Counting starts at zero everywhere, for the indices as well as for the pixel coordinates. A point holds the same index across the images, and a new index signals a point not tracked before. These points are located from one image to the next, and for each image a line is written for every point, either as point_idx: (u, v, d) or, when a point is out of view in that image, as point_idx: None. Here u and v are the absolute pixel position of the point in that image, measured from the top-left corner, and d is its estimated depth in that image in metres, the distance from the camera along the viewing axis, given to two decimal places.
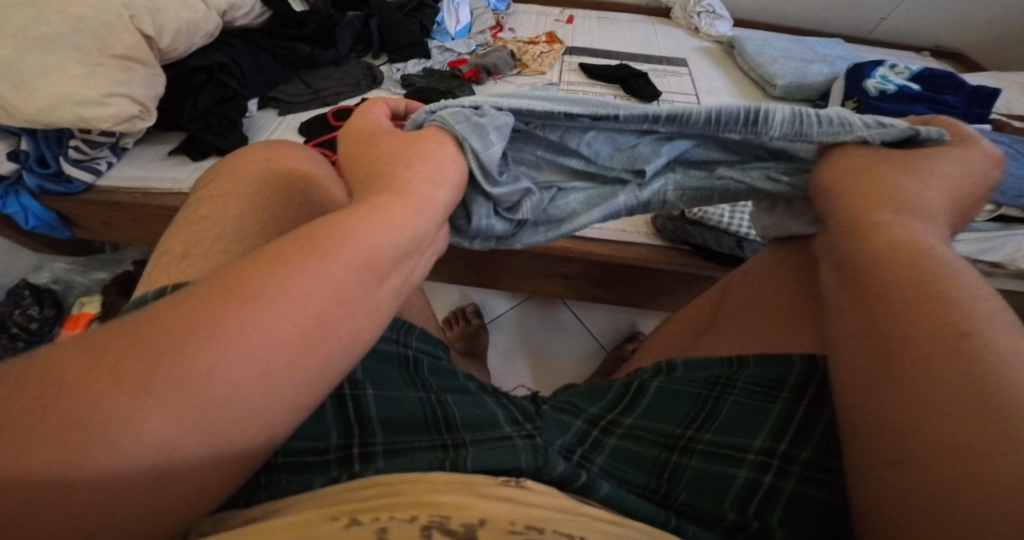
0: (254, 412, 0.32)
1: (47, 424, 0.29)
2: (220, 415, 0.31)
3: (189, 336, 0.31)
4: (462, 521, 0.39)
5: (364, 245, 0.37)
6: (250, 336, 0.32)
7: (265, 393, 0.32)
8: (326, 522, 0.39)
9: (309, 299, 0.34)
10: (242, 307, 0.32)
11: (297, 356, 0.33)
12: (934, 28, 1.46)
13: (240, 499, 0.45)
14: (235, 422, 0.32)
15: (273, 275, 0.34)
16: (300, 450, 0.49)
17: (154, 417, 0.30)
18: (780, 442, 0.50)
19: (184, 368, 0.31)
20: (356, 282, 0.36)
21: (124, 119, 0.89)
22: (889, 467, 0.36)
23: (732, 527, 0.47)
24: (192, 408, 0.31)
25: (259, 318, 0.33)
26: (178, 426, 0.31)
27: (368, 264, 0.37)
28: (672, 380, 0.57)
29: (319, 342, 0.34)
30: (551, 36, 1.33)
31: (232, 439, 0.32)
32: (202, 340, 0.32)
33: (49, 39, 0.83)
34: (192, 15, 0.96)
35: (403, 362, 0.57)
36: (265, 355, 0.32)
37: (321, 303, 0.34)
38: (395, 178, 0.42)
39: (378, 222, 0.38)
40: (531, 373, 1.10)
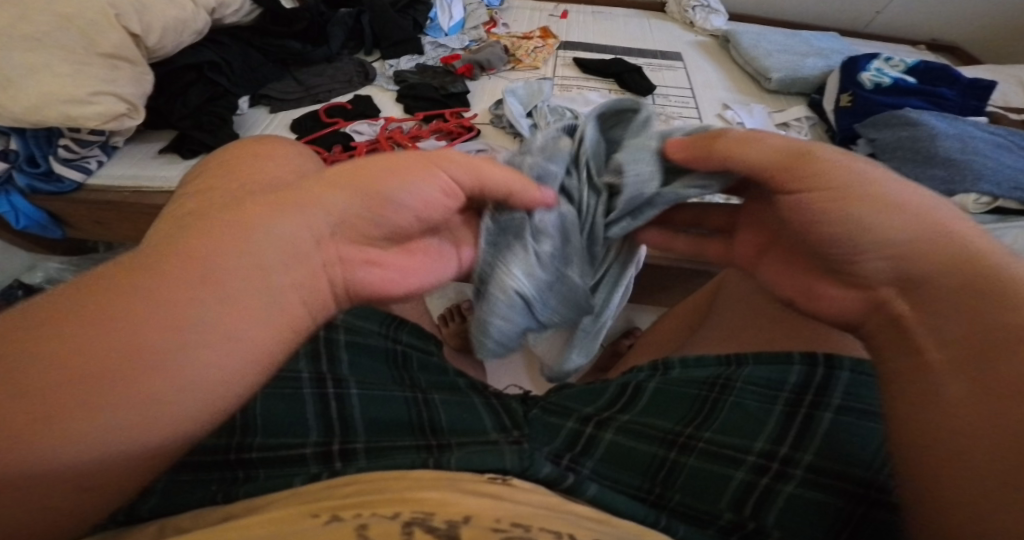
0: (181, 388, 0.32)
1: None
2: (148, 391, 0.32)
3: (113, 313, 0.32)
4: (446, 518, 0.38)
5: (302, 222, 0.37)
6: (178, 313, 0.33)
7: (194, 370, 0.33)
8: (307, 518, 0.39)
9: (237, 276, 0.34)
10: (170, 284, 0.33)
11: (224, 332, 0.34)
12: (930, 21, 1.45)
13: (217, 495, 0.45)
14: (162, 399, 0.32)
15: (203, 253, 0.34)
16: (278, 445, 0.48)
17: (80, 394, 0.31)
18: (781, 445, 0.49)
19: (110, 344, 0.31)
20: (290, 258, 0.37)
21: (112, 118, 0.88)
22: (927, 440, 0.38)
23: (728, 526, 0.47)
24: (119, 385, 0.31)
25: (187, 295, 0.33)
26: (147, 403, 0.32)
27: (304, 242, 0.37)
28: (668, 380, 0.56)
29: (248, 317, 0.35)
30: (544, 31, 1.32)
31: (162, 417, 0.32)
32: (150, 308, 0.32)
33: (35, 37, 0.83)
34: (180, 13, 0.95)
35: (392, 357, 0.58)
36: (193, 332, 0.33)
37: (251, 279, 0.35)
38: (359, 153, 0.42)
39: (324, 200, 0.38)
40: (526, 369, 1.08)
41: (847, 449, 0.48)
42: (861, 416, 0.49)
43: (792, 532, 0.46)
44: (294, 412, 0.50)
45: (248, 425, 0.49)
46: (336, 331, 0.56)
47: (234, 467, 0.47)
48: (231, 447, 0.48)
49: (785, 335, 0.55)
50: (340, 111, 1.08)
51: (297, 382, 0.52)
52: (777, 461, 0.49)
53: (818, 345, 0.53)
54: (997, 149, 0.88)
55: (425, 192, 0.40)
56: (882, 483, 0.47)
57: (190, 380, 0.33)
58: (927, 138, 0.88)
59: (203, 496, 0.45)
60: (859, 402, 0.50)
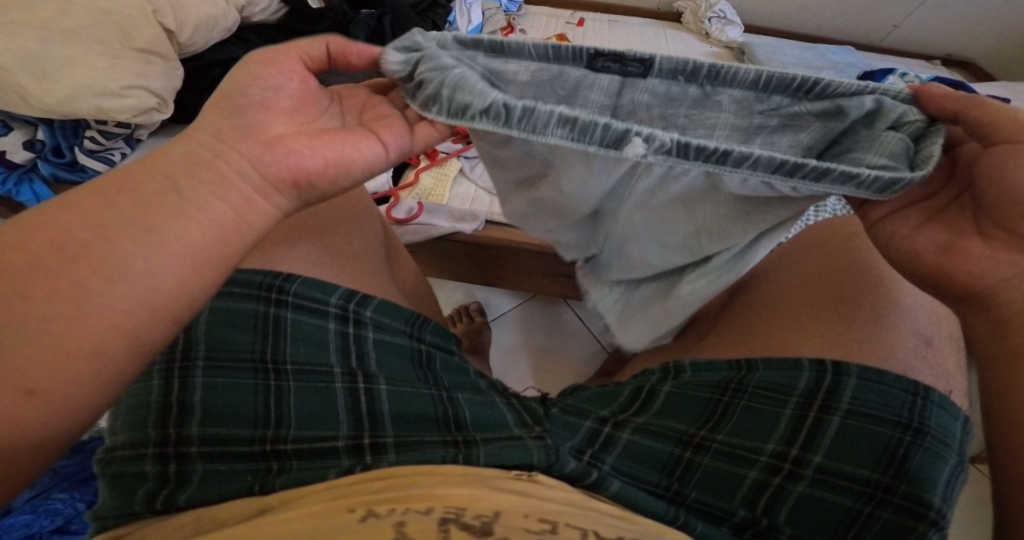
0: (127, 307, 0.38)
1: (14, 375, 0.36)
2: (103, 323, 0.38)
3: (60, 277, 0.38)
4: (477, 513, 0.40)
5: (130, 181, 0.41)
6: (88, 265, 0.38)
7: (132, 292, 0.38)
8: (343, 513, 0.41)
9: (99, 221, 0.39)
10: (65, 244, 0.38)
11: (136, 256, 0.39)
12: (944, 38, 1.47)
13: (254, 487, 0.47)
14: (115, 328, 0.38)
15: (56, 216, 0.40)
16: (313, 437, 0.50)
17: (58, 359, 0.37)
18: (792, 447, 0.50)
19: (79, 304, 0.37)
20: (146, 198, 0.41)
21: (142, 111, 0.91)
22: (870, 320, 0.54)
23: (742, 522, 0.49)
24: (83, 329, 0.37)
25: (89, 241, 0.39)
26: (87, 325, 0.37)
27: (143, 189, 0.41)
28: (681, 383, 0.55)
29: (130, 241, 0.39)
30: (562, 37, 1.33)
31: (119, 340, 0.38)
32: (90, 263, 0.38)
33: (72, 32, 0.84)
34: (213, 11, 0.99)
35: (416, 356, 0.57)
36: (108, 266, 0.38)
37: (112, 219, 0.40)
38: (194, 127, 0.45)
39: (147, 164, 0.42)
40: (531, 372, 1.12)
41: (859, 452, 0.49)
42: (870, 419, 0.49)
43: (801, 527, 0.49)
44: (324, 406, 0.51)
45: (281, 416, 0.50)
46: (362, 327, 0.55)
47: (268, 457, 0.49)
48: (267, 439, 0.49)
49: (807, 338, 0.54)
50: None
51: (319, 373, 0.52)
52: (788, 461, 0.49)
53: (833, 351, 0.52)
54: None
55: (283, 85, 0.46)
56: (889, 485, 0.48)
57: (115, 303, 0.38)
58: None
59: (241, 486, 0.47)
60: (868, 406, 0.49)
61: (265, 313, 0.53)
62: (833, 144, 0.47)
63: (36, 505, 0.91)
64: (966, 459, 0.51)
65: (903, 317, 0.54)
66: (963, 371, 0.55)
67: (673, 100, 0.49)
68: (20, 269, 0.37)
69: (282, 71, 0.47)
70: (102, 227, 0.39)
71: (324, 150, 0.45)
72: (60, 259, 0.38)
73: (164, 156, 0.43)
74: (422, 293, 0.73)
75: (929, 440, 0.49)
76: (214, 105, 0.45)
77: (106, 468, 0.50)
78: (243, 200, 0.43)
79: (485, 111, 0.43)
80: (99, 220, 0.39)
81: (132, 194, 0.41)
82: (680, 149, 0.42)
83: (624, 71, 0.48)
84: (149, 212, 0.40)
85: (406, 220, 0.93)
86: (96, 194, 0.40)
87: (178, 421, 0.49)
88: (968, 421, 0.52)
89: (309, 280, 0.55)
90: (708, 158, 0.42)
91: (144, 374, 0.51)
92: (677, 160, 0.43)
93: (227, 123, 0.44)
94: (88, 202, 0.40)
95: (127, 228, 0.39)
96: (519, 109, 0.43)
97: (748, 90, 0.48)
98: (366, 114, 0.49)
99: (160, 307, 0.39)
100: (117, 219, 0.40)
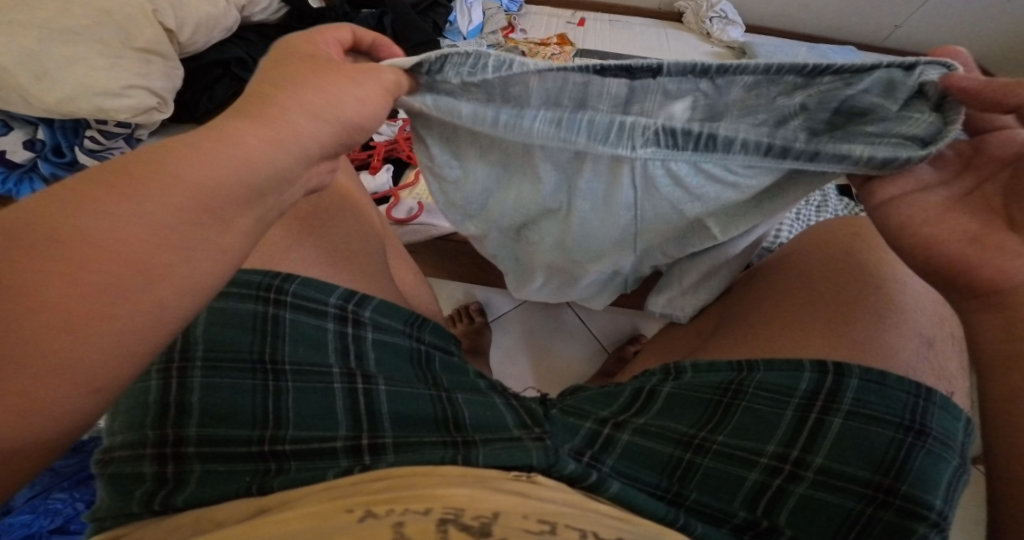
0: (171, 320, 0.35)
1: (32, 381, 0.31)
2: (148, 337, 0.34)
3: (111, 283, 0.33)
4: (476, 514, 0.40)
5: (197, 174, 0.36)
6: (145, 269, 0.34)
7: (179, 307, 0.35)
8: (342, 513, 0.41)
9: (157, 216, 0.35)
10: (122, 242, 0.33)
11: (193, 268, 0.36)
12: (946, 38, 1.47)
13: (252, 487, 0.47)
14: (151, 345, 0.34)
15: (107, 194, 0.34)
16: (311, 438, 0.50)
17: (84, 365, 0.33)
18: (793, 448, 0.49)
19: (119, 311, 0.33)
20: (220, 202, 0.37)
21: (142, 111, 0.91)
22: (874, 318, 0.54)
23: (742, 524, 0.49)
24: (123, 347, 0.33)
25: (141, 237, 0.34)
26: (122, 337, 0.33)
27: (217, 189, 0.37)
28: (682, 384, 0.55)
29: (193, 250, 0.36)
30: (562, 37, 1.33)
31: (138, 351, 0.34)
32: (148, 272, 0.34)
33: (73, 31, 0.84)
34: (213, 10, 0.99)
35: (416, 357, 0.57)
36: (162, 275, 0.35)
37: (174, 218, 0.35)
38: (272, 105, 0.41)
39: (226, 150, 0.38)
40: (531, 372, 1.12)
41: (860, 453, 0.48)
42: (870, 420, 0.49)
43: (802, 529, 0.48)
44: (323, 406, 0.51)
45: (279, 417, 0.50)
46: (361, 327, 0.55)
47: (266, 458, 0.49)
48: (265, 439, 0.49)
49: (806, 338, 0.54)
50: None
51: (318, 373, 0.52)
52: (789, 463, 0.49)
53: (834, 351, 0.52)
54: None
55: (365, 103, 0.44)
56: (891, 486, 0.48)
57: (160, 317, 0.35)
58: None
59: (239, 487, 0.47)
60: (869, 408, 0.49)
61: (263, 313, 0.53)
62: (856, 116, 0.45)
63: (36, 506, 0.91)
64: (968, 460, 0.51)
65: (905, 316, 0.54)
66: (965, 373, 0.55)
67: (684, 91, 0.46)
68: (72, 266, 0.32)
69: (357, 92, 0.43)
70: (173, 230, 0.35)
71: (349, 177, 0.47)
72: (103, 267, 0.33)
73: (224, 142, 0.38)
74: (422, 294, 0.73)
75: (931, 441, 0.49)
76: (298, 92, 0.42)
77: (103, 469, 0.50)
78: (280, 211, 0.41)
79: (472, 115, 0.48)
80: (167, 218, 0.35)
81: (197, 190, 0.36)
82: (666, 136, 0.45)
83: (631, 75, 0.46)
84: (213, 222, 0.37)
85: (406, 220, 0.93)
86: (163, 178, 0.35)
87: (176, 422, 0.49)
88: (970, 423, 0.52)
89: (309, 280, 0.55)
90: (697, 143, 0.45)
91: (143, 374, 0.51)
92: (671, 150, 0.45)
93: (317, 128, 0.42)
94: (147, 187, 0.35)
95: (194, 237, 0.36)
96: (506, 114, 0.47)
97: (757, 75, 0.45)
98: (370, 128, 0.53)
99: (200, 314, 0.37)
100: (181, 220, 0.35)
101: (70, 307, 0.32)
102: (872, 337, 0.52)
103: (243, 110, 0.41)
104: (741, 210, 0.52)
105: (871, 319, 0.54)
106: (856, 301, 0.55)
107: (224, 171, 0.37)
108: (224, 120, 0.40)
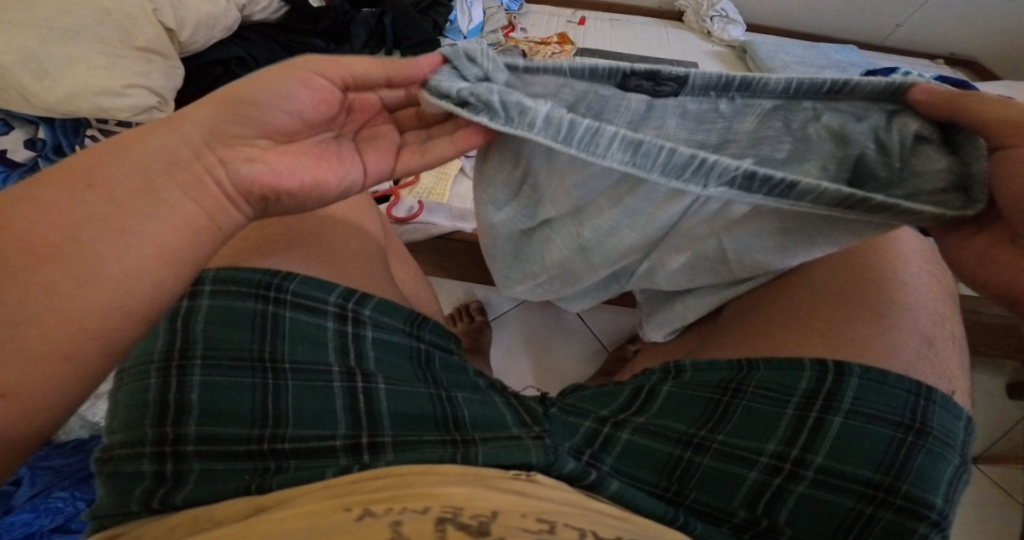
0: (101, 300, 0.38)
1: None
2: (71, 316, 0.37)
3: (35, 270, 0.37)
4: (475, 513, 0.40)
5: (107, 175, 0.40)
6: (66, 259, 0.38)
7: (107, 289, 0.38)
8: (339, 512, 0.41)
9: (72, 212, 0.39)
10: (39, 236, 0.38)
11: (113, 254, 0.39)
12: (947, 37, 1.46)
13: (251, 485, 0.47)
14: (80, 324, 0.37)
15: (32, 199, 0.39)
16: (310, 437, 0.50)
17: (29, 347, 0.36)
18: (793, 447, 0.49)
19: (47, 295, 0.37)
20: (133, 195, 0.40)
21: (142, 110, 0.89)
22: (874, 316, 0.54)
23: (742, 523, 0.49)
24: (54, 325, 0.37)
25: (59, 231, 0.38)
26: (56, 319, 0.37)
27: (129, 184, 0.40)
28: (681, 383, 0.55)
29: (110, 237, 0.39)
30: (562, 36, 1.33)
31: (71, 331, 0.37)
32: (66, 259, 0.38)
33: (73, 30, 0.84)
34: (213, 10, 0.99)
35: (415, 356, 0.56)
36: (86, 261, 0.38)
37: (88, 214, 0.39)
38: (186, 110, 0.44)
39: (134, 152, 0.42)
40: (531, 371, 1.11)
41: (860, 453, 0.48)
42: (871, 419, 0.49)
43: (801, 528, 0.48)
44: (322, 405, 0.51)
45: (279, 416, 0.50)
46: (361, 326, 0.55)
47: (266, 456, 0.49)
48: (264, 438, 0.49)
49: (807, 337, 0.54)
50: None
51: (317, 372, 0.52)
52: (789, 462, 0.49)
53: (835, 350, 0.52)
54: None
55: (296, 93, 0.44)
56: (891, 485, 0.48)
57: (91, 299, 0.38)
58: None
59: (237, 486, 0.47)
60: (870, 406, 0.49)
61: (263, 311, 0.53)
62: (864, 159, 0.45)
63: (36, 504, 0.91)
64: (969, 459, 0.50)
65: (906, 315, 0.54)
66: (966, 371, 0.55)
67: (700, 117, 0.46)
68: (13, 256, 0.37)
69: (309, 92, 0.45)
70: (86, 222, 0.39)
71: (309, 171, 0.46)
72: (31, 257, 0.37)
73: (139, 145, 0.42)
74: (422, 292, 0.73)
75: (932, 440, 0.49)
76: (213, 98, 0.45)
77: (102, 467, 0.50)
78: (214, 205, 0.43)
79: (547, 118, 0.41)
80: (79, 213, 0.39)
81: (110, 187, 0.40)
82: (747, 181, 0.41)
83: (653, 90, 0.45)
84: (130, 212, 0.40)
85: (406, 218, 0.93)
86: (77, 181, 0.40)
87: (175, 420, 0.49)
88: (971, 422, 0.51)
89: (308, 278, 0.55)
90: (774, 189, 0.41)
91: (142, 372, 0.51)
92: (743, 193, 0.41)
93: (220, 121, 0.44)
94: (60, 191, 0.39)
95: (112, 227, 0.39)
96: (585, 127, 0.41)
97: (776, 100, 0.46)
98: (361, 129, 0.49)
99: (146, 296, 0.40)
100: (94, 213, 0.39)
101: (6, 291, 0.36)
102: (872, 336, 0.52)
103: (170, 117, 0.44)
104: (763, 244, 0.52)
105: (871, 317, 0.53)
106: (855, 298, 0.55)
107: (135, 167, 0.41)
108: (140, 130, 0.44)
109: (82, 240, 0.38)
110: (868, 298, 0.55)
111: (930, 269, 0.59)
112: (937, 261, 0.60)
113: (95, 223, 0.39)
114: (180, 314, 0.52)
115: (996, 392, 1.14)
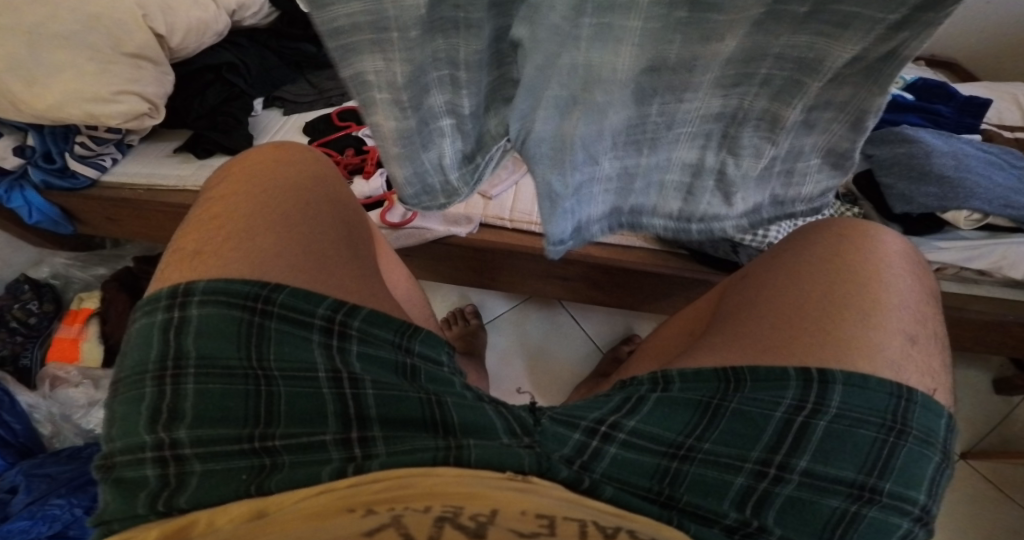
0: (201, 266, 0.57)
1: (167, 272, 0.59)
2: (198, 270, 0.56)
3: (200, 223, 0.62)
4: (473, 514, 0.43)
5: (241, 177, 0.65)
6: (222, 235, 0.59)
7: (221, 261, 0.57)
8: (344, 513, 0.43)
9: (240, 208, 0.62)
10: (212, 212, 0.62)
11: (222, 244, 0.58)
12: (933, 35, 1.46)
13: (251, 488, 0.47)
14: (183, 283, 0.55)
15: (217, 191, 0.65)
16: (301, 433, 0.51)
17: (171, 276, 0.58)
18: (777, 453, 0.51)
19: (201, 240, 0.59)
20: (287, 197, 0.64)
21: (134, 117, 0.92)
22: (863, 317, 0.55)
23: (732, 524, 0.50)
24: (173, 273, 0.58)
25: (232, 217, 0.61)
26: (196, 271, 0.57)
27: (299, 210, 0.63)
28: (670, 392, 0.55)
29: (256, 216, 0.61)
30: None
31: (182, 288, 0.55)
32: (218, 232, 0.60)
33: (63, 36, 0.84)
34: (203, 14, 0.96)
35: (401, 370, 0.56)
36: (217, 241, 0.59)
37: (236, 202, 0.62)
38: (253, 157, 0.67)
39: (257, 169, 0.66)
40: (528, 373, 1.13)
41: (844, 455, 0.50)
42: (855, 423, 0.50)
43: (789, 529, 0.49)
44: (313, 408, 0.52)
45: (270, 415, 0.51)
46: (348, 339, 0.55)
47: (260, 453, 0.50)
48: (255, 437, 0.50)
49: (797, 337, 0.55)
50: (352, 114, 1.11)
51: (303, 377, 0.53)
52: (773, 467, 0.51)
53: (819, 358, 0.53)
54: (987, 167, 0.86)
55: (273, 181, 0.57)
56: (875, 485, 0.49)
57: (215, 261, 0.57)
58: (924, 156, 0.85)
59: (238, 488, 0.48)
60: (853, 411, 0.51)
61: (248, 322, 0.53)
62: None
63: (33, 512, 0.91)
64: (951, 454, 0.52)
65: (889, 316, 0.55)
66: (948, 370, 0.56)
67: None
68: (205, 208, 0.64)
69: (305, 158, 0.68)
70: (224, 203, 0.63)
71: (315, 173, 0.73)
72: (190, 230, 0.62)
73: (240, 173, 0.66)
74: (414, 296, 0.74)
75: (911, 440, 0.50)
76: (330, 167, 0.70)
77: (105, 474, 0.50)
78: (304, 230, 0.61)
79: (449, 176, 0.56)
80: (224, 205, 0.62)
81: (238, 186, 0.64)
82: None
83: None
84: (242, 204, 0.62)
85: (400, 224, 0.93)
86: (231, 183, 0.65)
87: (169, 425, 0.49)
88: (953, 419, 0.53)
89: (298, 290, 0.55)
90: None
91: (138, 382, 0.51)
92: None
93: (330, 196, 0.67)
94: (223, 196, 0.64)
95: (226, 214, 0.61)
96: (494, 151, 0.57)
97: None
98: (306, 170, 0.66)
99: (218, 290, 0.54)
100: (239, 202, 0.62)
101: (191, 240, 0.60)
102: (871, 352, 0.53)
103: (248, 155, 0.68)
104: None
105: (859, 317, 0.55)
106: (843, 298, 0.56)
107: (255, 185, 0.64)
108: (236, 163, 0.68)
109: (200, 218, 0.62)
110: (853, 298, 0.56)
111: (912, 268, 0.60)
112: (917, 260, 0.61)
113: (219, 215, 0.61)
114: (173, 324, 0.53)
115: (982, 389, 1.16)
